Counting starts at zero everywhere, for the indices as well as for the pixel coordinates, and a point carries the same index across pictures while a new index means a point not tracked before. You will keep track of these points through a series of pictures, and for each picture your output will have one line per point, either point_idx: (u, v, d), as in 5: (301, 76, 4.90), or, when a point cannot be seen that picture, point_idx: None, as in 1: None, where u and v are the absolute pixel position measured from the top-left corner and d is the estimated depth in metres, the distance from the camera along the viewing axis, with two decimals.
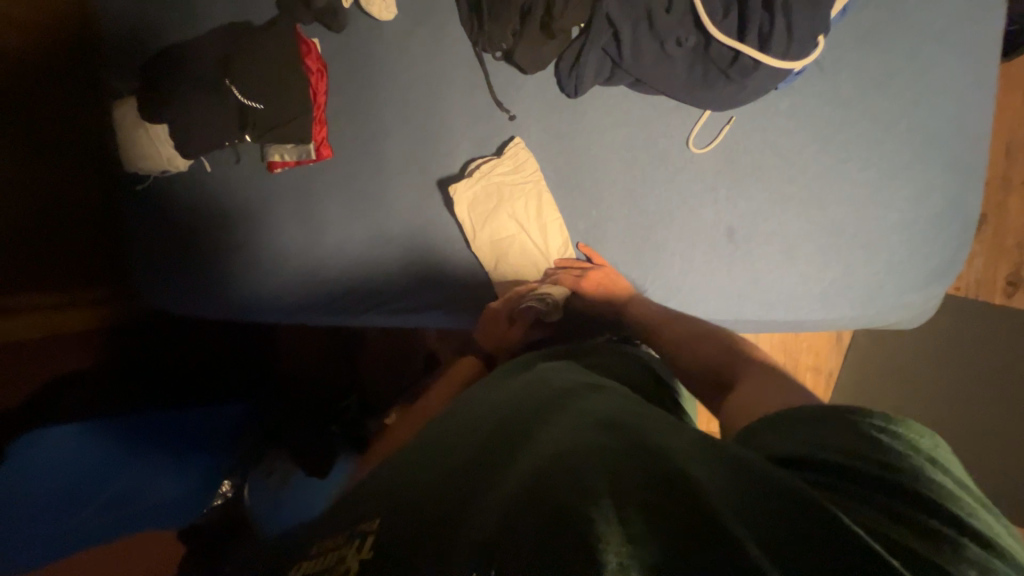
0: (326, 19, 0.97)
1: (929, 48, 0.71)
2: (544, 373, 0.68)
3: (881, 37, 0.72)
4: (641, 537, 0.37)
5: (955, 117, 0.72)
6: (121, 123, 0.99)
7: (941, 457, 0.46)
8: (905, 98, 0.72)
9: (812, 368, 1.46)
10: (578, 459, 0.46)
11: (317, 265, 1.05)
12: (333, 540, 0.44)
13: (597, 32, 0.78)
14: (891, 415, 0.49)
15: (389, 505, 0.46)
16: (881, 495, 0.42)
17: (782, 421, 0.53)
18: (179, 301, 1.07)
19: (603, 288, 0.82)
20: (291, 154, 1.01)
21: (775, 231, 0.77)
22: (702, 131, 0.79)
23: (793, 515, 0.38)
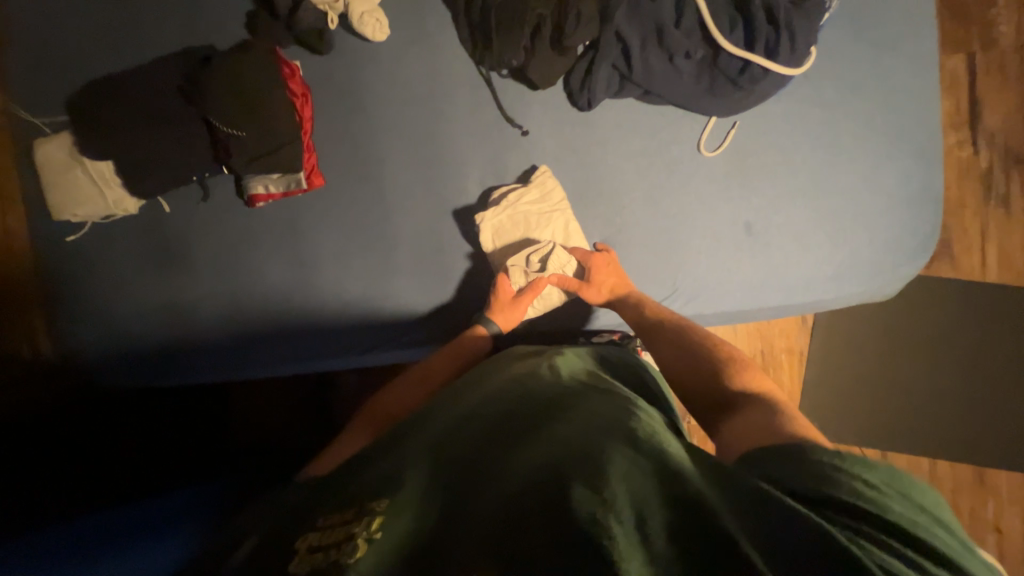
0: (311, 41, 0.90)
1: (889, 56, 0.82)
2: (553, 369, 0.73)
3: (849, 49, 0.82)
4: (656, 556, 0.41)
5: (919, 112, 0.83)
6: (52, 164, 0.92)
7: (944, 517, 0.48)
8: (875, 100, 0.82)
9: (786, 349, 1.59)
10: (594, 463, 0.48)
11: (314, 304, 0.97)
12: (344, 514, 0.52)
13: (608, 49, 0.81)
14: (902, 474, 0.51)
15: (402, 494, 0.52)
16: (863, 516, 0.45)
17: (774, 453, 0.54)
18: (139, 370, 0.97)
19: (608, 275, 0.84)
20: (278, 185, 0.91)
21: (786, 222, 0.83)
22: (710, 135, 0.84)
23: (764, 505, 0.45)
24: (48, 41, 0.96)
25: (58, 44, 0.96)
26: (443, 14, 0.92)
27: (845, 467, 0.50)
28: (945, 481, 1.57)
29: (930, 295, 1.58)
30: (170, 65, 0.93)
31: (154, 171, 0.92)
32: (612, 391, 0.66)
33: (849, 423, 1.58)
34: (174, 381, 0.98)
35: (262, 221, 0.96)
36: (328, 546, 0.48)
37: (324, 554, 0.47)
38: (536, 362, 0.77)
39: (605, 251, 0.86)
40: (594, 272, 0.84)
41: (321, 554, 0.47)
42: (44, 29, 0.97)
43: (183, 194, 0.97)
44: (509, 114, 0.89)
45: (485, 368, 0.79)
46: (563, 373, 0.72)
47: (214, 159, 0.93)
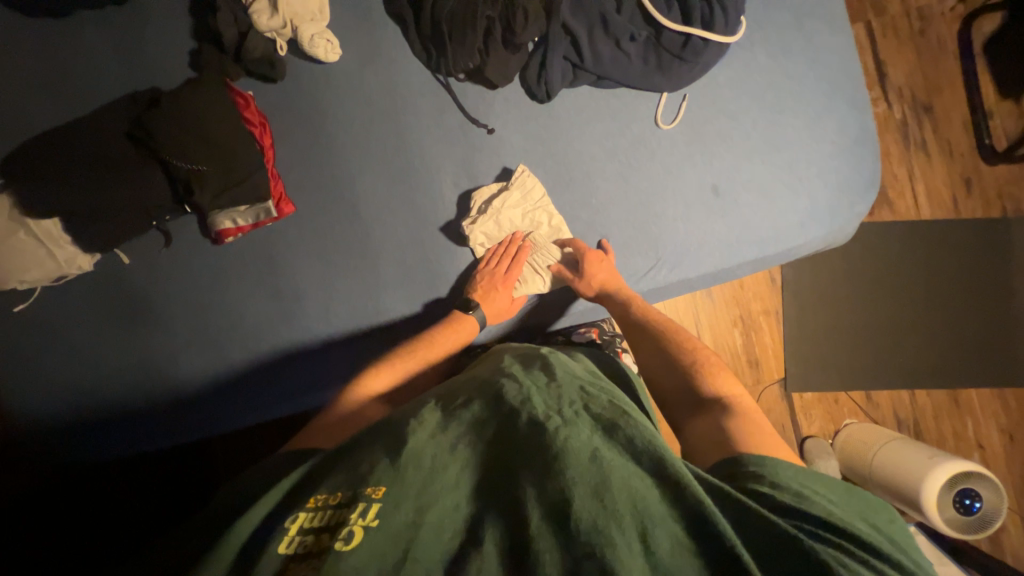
0: (262, 68, 0.89)
1: (808, 20, 0.91)
2: (549, 366, 0.76)
3: (772, 18, 0.90)
4: (657, 560, 0.47)
5: (842, 66, 0.91)
6: None
7: (896, 530, 0.54)
8: (804, 59, 0.90)
9: (763, 311, 1.67)
10: (598, 472, 0.53)
11: (302, 333, 0.93)
12: (339, 497, 0.55)
13: (557, 42, 0.86)
14: (855, 488, 0.58)
15: (401, 484, 0.55)
16: (827, 522, 0.50)
17: (731, 466, 0.61)
18: (109, 439, 0.90)
19: (600, 271, 0.87)
20: (246, 217, 0.89)
21: (748, 178, 0.89)
22: (665, 110, 0.89)
23: (743, 503, 0.51)
24: None
25: None
26: (393, 30, 0.93)
27: (807, 481, 0.56)
28: (926, 409, 1.68)
29: (880, 239, 1.71)
30: (112, 112, 0.90)
31: (111, 221, 0.87)
32: (608, 392, 0.71)
33: (833, 370, 1.67)
34: (151, 444, 0.92)
35: (233, 257, 0.93)
36: (321, 529, 0.52)
37: (319, 537, 0.51)
38: (530, 360, 0.80)
39: (605, 250, 0.89)
40: (587, 265, 0.87)
41: (317, 535, 0.52)
42: None
43: (143, 243, 0.92)
44: (472, 116, 0.91)
45: (485, 364, 0.83)
46: (558, 369, 0.75)
47: (175, 199, 0.89)
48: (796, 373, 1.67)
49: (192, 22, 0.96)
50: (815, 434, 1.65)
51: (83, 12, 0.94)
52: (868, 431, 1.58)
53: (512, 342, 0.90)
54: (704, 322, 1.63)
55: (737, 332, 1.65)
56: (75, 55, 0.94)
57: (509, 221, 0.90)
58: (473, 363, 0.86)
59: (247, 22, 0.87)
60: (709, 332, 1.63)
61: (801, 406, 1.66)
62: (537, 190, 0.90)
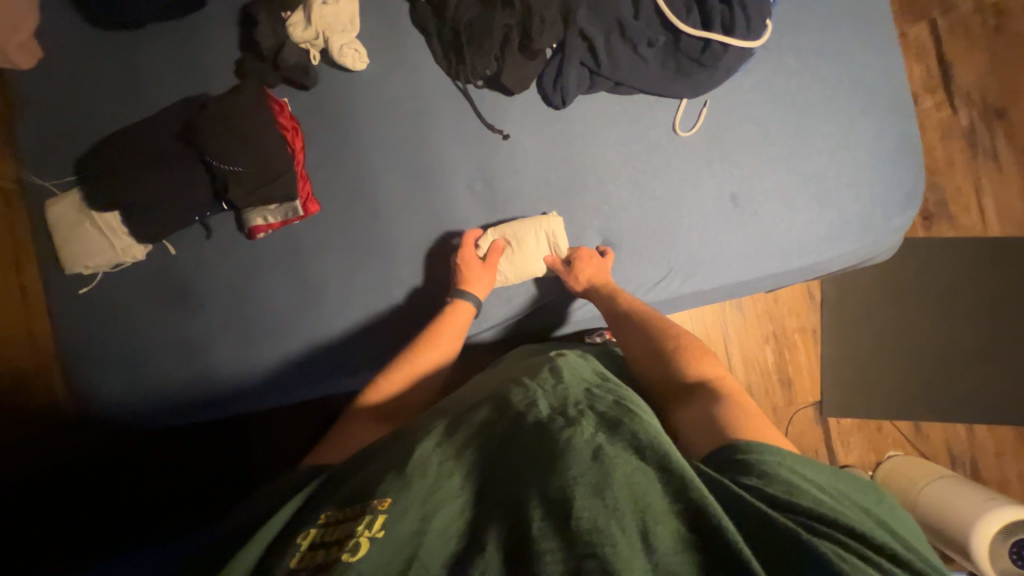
0: (296, 76, 0.95)
1: (847, 20, 0.85)
2: (556, 369, 0.77)
3: (804, 18, 0.85)
4: (658, 559, 0.47)
5: (885, 69, 0.85)
6: (66, 222, 0.98)
7: (884, 514, 0.55)
8: (840, 61, 0.84)
9: (798, 328, 1.58)
10: (599, 469, 0.53)
11: (322, 325, 0.99)
12: (348, 512, 0.56)
13: (573, 48, 0.86)
14: (840, 474, 0.59)
15: (405, 494, 0.56)
16: (829, 519, 0.49)
17: (725, 461, 0.58)
18: (150, 412, 0.99)
19: (589, 267, 0.87)
20: (276, 214, 0.96)
21: (771, 188, 0.84)
22: (684, 117, 0.87)
23: (748, 508, 0.49)
24: (59, 109, 1.04)
25: (67, 112, 1.04)
26: (417, 38, 0.97)
27: (795, 467, 0.56)
28: (987, 446, 1.52)
29: (939, 256, 1.56)
30: (166, 116, 0.99)
31: (160, 215, 0.96)
32: (615, 391, 0.71)
33: (876, 395, 1.55)
34: (191, 419, 1.01)
35: (265, 252, 1.00)
36: (329, 544, 0.53)
37: (326, 551, 0.51)
38: (536, 363, 0.83)
39: (605, 253, 0.88)
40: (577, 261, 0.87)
41: (324, 550, 0.52)
42: (53, 99, 1.04)
43: (187, 235, 1.01)
44: (488, 121, 0.93)
45: (492, 370, 0.89)
46: (565, 373, 0.75)
47: (214, 196, 0.97)
48: (834, 395, 1.56)
49: (239, 34, 1.04)
50: (854, 463, 1.54)
51: (148, 26, 1.05)
52: (914, 467, 1.43)
53: (524, 346, 0.94)
54: (733, 335, 1.56)
55: (769, 349, 1.56)
56: (139, 65, 1.04)
57: (521, 243, 0.89)
58: (484, 372, 0.90)
59: (283, 33, 0.94)
60: (737, 348, 1.55)
61: (839, 431, 1.55)
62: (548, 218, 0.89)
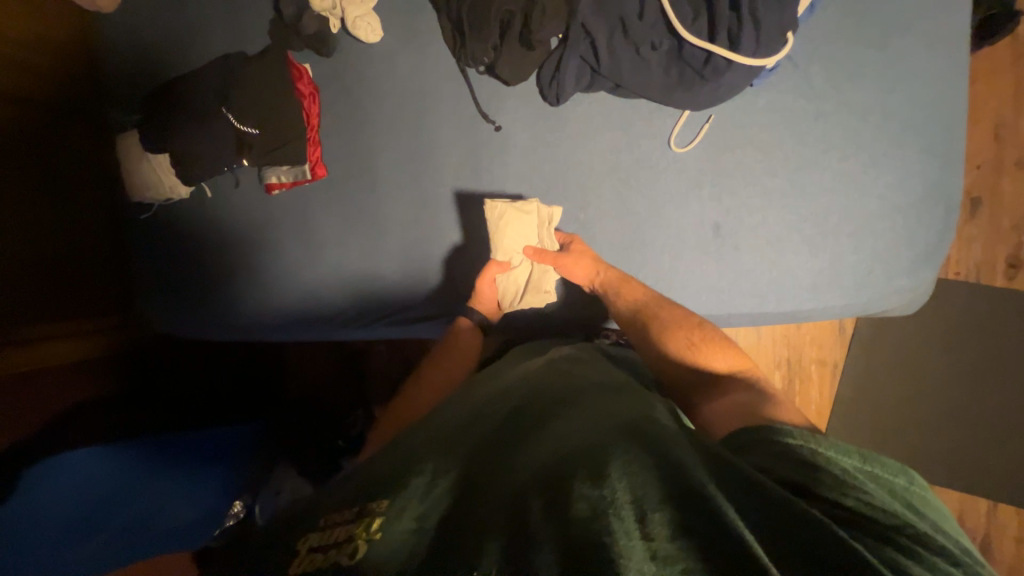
0: (315, 45, 0.99)
1: (891, 47, 0.78)
2: (554, 370, 0.80)
3: (828, 42, 0.78)
4: (655, 545, 0.46)
5: (922, 109, 0.78)
6: (125, 154, 1.09)
7: (912, 488, 0.54)
8: (870, 94, 0.78)
9: (818, 361, 1.46)
10: (595, 464, 0.55)
11: (317, 282, 1.09)
12: (344, 514, 0.56)
13: (574, 42, 0.81)
14: (868, 453, 0.57)
15: (403, 494, 0.57)
16: (847, 512, 0.50)
17: (753, 444, 0.61)
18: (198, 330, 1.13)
19: (580, 254, 0.84)
20: (288, 175, 1.04)
21: (759, 223, 0.80)
22: (682, 130, 0.82)
23: (758, 510, 0.49)
24: (111, 44, 1.13)
25: (119, 50, 1.13)
26: (430, 17, 0.98)
27: (816, 450, 0.56)
28: (1012, 527, 1.38)
29: (1004, 310, 1.37)
30: (206, 69, 1.08)
31: (194, 161, 1.06)
32: (611, 389, 0.72)
33: (886, 446, 1.42)
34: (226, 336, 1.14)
35: (278, 207, 1.10)
36: (330, 547, 0.52)
37: (327, 553, 0.51)
38: (527, 365, 0.85)
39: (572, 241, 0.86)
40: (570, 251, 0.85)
41: (325, 553, 0.52)
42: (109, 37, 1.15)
43: (219, 182, 1.13)
44: (483, 110, 0.92)
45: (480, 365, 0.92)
46: (562, 374, 0.79)
47: (237, 153, 1.07)
48: (843, 439, 1.45)
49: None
50: None
51: None
52: None
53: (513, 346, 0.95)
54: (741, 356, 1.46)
55: (780, 375, 1.45)
56: (188, 17, 1.13)
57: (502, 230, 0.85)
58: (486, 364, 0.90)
59: (306, 1, 0.97)
60: None
61: None
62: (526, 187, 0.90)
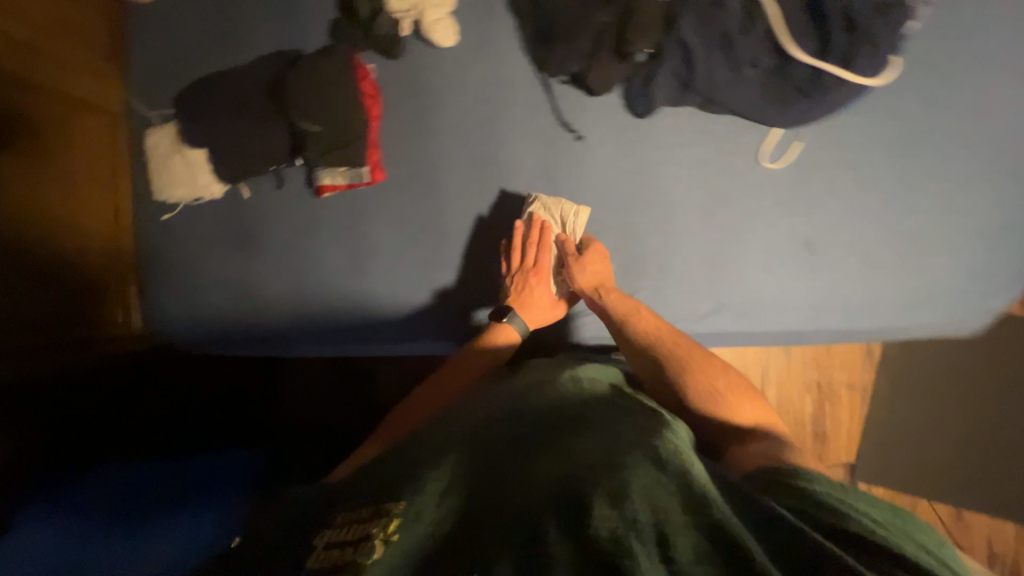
0: (385, 46, 0.97)
1: (972, 77, 0.81)
2: (575, 380, 0.79)
3: (912, 69, 0.81)
4: (678, 566, 0.44)
5: (999, 137, 0.82)
6: (155, 151, 1.05)
7: (945, 551, 0.52)
8: (949, 121, 0.81)
9: (847, 384, 1.48)
10: (614, 478, 0.52)
11: (368, 290, 1.02)
12: (363, 513, 0.56)
13: (669, 58, 0.81)
14: (896, 509, 0.56)
15: (418, 498, 0.57)
16: (870, 557, 0.48)
17: (776, 479, 0.60)
18: (210, 337, 1.09)
19: (596, 269, 0.85)
20: (344, 177, 0.98)
21: (848, 241, 0.81)
22: (773, 147, 0.83)
23: (777, 540, 0.48)
24: (156, 39, 1.09)
25: (167, 45, 1.09)
26: (506, 20, 0.94)
27: (839, 495, 0.55)
28: None
29: None
30: (260, 66, 1.03)
31: (239, 154, 1.01)
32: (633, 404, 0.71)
33: (914, 470, 1.44)
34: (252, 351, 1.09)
35: (328, 211, 1.04)
36: (347, 544, 0.53)
37: (344, 551, 0.51)
38: (547, 372, 0.84)
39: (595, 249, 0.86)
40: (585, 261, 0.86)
41: (342, 550, 0.52)
42: (151, 28, 1.09)
43: (262, 182, 1.06)
44: (564, 119, 0.91)
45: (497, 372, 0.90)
46: (585, 386, 0.77)
47: (290, 151, 1.01)
48: (872, 462, 1.46)
49: None
50: None
51: None
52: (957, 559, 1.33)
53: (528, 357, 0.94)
54: (772, 379, 1.46)
55: (810, 399, 1.47)
56: (238, 10, 1.08)
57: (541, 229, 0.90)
58: (496, 371, 0.89)
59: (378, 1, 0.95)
60: (776, 389, 1.46)
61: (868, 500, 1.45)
62: (608, 199, 0.89)
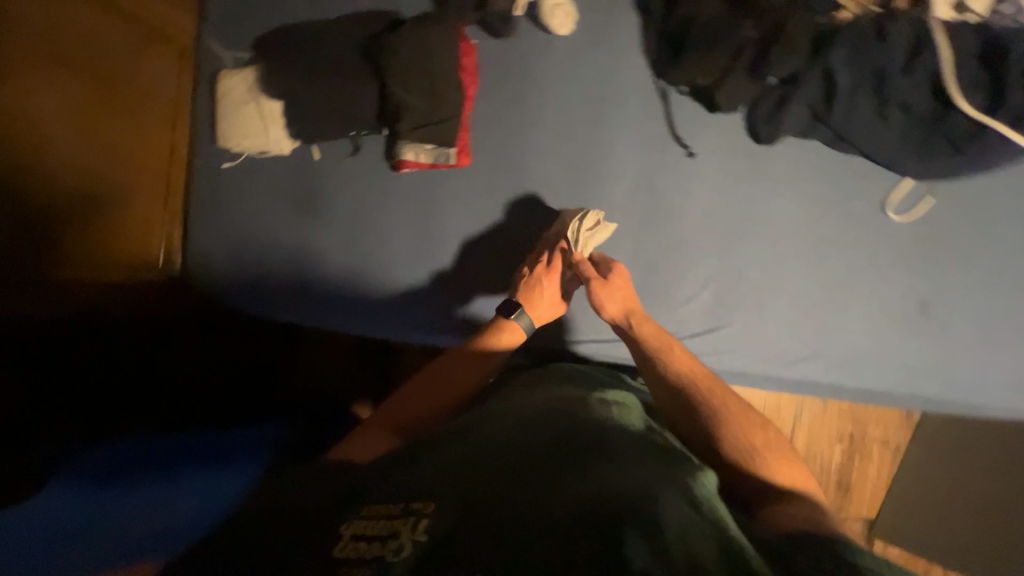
0: (495, 24, 0.91)
1: None
2: (611, 401, 0.76)
3: None
4: None
5: None
6: (227, 96, 0.98)
7: None
8: None
9: (880, 440, 1.45)
10: (651, 516, 0.49)
11: (433, 279, 0.95)
12: (391, 508, 0.56)
13: (807, 87, 0.77)
14: None
15: (447, 501, 0.56)
16: None
17: (819, 546, 0.55)
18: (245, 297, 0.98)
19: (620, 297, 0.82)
20: (428, 156, 0.92)
21: (963, 309, 0.78)
22: (901, 199, 0.80)
23: None
24: None
25: None
26: (630, 18, 0.90)
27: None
28: None
29: None
30: (354, 22, 0.97)
31: (322, 117, 0.96)
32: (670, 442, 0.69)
33: None
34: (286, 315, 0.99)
35: (402, 188, 0.97)
36: (374, 538, 0.53)
37: (370, 545, 0.52)
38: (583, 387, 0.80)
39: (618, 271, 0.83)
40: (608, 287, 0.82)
41: (369, 544, 0.52)
42: None
43: (334, 146, 0.99)
44: (678, 133, 0.86)
45: (531, 377, 0.87)
46: (623, 410, 0.74)
47: (378, 119, 0.96)
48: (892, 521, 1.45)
49: None
50: None
51: None
52: None
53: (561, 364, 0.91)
54: (805, 425, 1.43)
55: (839, 450, 1.44)
56: None
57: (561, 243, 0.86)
58: (530, 378, 0.87)
59: None
60: (808, 436, 1.43)
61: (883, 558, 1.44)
62: (712, 224, 0.84)
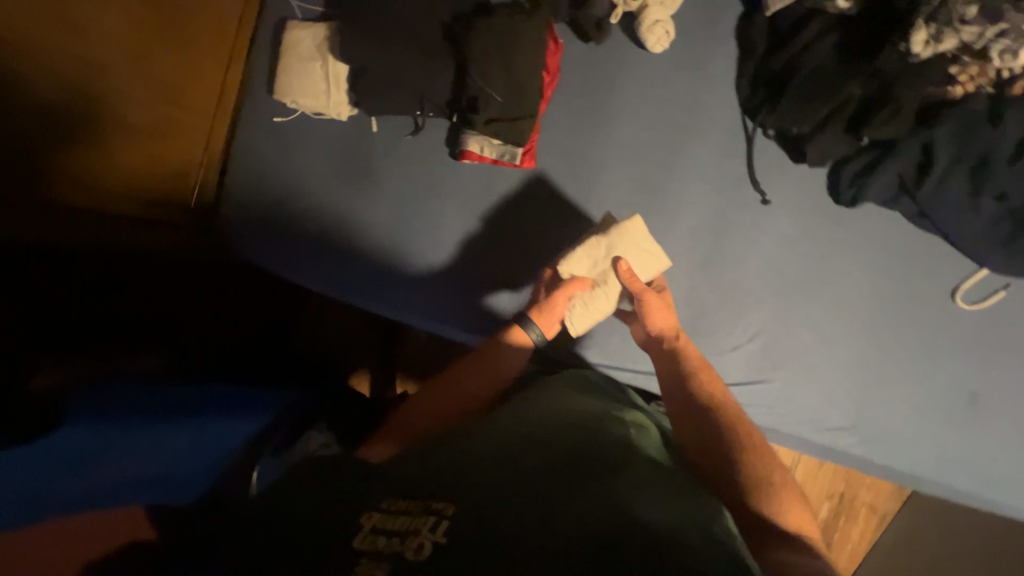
0: (590, 29, 0.88)
1: None
2: (636, 422, 0.73)
3: None
4: None
5: None
6: (293, 50, 0.92)
7: None
8: None
9: (867, 504, 1.41)
10: (680, 556, 0.47)
11: (473, 276, 0.92)
12: (411, 506, 0.54)
13: (905, 156, 0.77)
14: None
15: (469, 505, 0.53)
16: None
17: None
18: (279, 256, 0.94)
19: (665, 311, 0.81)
20: (493, 151, 0.89)
21: (1009, 408, 0.80)
22: (972, 289, 0.81)
23: None
24: None
25: None
26: (729, 49, 0.87)
27: None
28: None
29: None
30: None
31: (383, 90, 0.90)
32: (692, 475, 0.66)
33: None
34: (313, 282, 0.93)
35: (460, 179, 0.93)
36: (393, 534, 0.50)
37: (389, 540, 0.49)
38: (608, 401, 0.77)
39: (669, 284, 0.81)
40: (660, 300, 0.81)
41: (388, 539, 0.50)
42: None
43: (396, 122, 0.95)
44: (757, 178, 0.85)
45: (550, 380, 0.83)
46: (646, 433, 0.71)
47: (448, 104, 0.91)
48: None
49: None
50: None
51: None
52: None
53: (585, 369, 0.85)
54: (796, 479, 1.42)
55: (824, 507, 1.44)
56: None
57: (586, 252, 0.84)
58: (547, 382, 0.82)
59: None
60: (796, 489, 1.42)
61: None
62: (777, 277, 0.83)
